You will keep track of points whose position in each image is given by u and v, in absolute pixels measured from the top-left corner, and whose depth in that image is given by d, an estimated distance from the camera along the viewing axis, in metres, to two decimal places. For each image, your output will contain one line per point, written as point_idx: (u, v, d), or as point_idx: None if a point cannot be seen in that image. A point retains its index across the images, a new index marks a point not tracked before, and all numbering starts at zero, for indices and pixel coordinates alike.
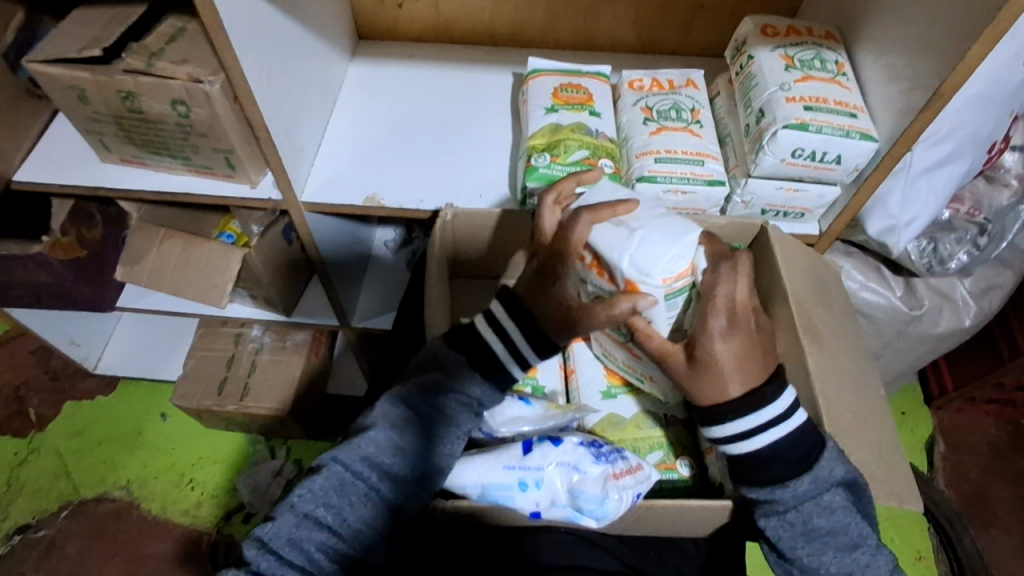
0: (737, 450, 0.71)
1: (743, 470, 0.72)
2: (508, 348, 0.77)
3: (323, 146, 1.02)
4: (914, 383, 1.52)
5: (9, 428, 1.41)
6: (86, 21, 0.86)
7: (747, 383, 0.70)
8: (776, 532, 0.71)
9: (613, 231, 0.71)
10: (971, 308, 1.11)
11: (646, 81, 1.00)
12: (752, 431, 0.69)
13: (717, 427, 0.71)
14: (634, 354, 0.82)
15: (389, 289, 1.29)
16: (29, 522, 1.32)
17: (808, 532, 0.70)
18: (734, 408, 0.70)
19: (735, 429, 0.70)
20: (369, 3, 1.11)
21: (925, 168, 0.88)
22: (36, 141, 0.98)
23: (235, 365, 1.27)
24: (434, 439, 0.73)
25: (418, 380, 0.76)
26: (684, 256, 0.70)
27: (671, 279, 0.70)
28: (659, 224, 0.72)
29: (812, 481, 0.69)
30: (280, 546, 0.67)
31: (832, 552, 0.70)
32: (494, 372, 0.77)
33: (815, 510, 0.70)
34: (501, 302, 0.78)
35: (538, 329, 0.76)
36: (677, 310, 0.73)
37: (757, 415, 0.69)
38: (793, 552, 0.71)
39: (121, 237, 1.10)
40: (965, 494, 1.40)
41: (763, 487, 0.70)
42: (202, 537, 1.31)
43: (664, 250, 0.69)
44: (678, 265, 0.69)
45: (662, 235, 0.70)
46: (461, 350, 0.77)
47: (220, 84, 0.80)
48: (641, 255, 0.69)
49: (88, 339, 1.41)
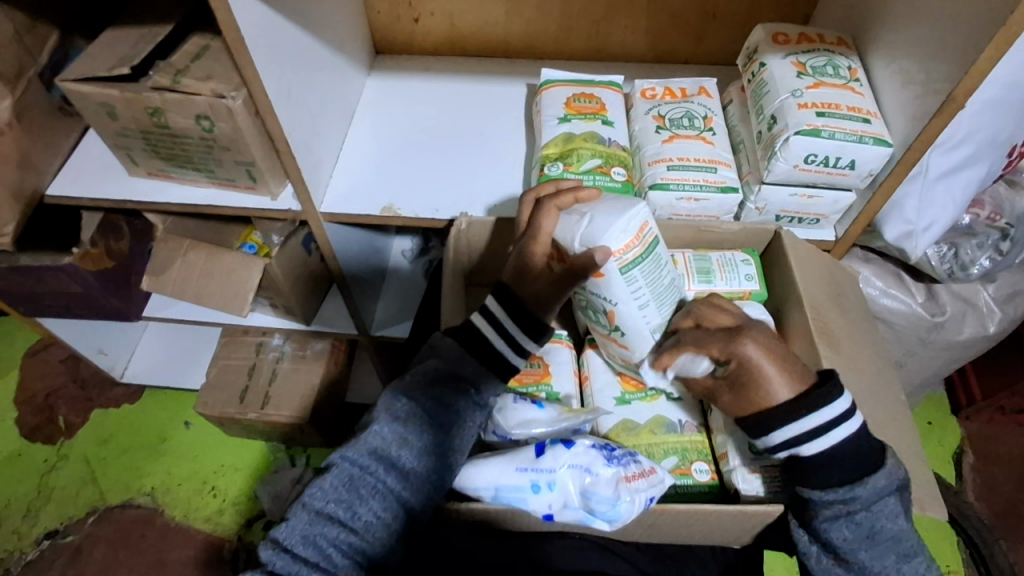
0: (809, 449, 0.68)
1: (810, 471, 0.69)
2: (503, 337, 0.77)
3: (341, 158, 1.04)
4: (940, 392, 1.49)
5: (40, 435, 1.45)
6: (116, 41, 0.89)
7: (796, 384, 0.69)
8: (841, 535, 0.69)
9: (564, 219, 0.73)
10: (996, 315, 1.08)
11: (659, 90, 1.01)
12: (827, 426, 0.67)
13: (787, 427, 0.68)
14: (621, 345, 0.82)
15: (407, 298, 1.31)
16: (58, 528, 1.35)
17: (873, 534, 0.68)
18: (804, 403, 0.68)
19: (809, 425, 0.67)
20: (386, 18, 1.14)
21: (942, 172, 0.87)
22: (68, 156, 1.02)
23: (256, 374, 1.29)
24: (438, 431, 0.73)
25: (419, 371, 0.77)
26: (629, 228, 0.71)
27: (619, 251, 0.71)
28: (607, 206, 0.72)
29: (886, 479, 0.68)
30: (294, 543, 0.68)
31: (893, 557, 0.69)
32: (491, 361, 0.77)
33: (884, 512, 0.68)
34: (493, 294, 0.78)
35: (524, 309, 0.76)
36: (637, 283, 0.74)
37: (831, 408, 0.67)
38: (855, 555, 0.69)
39: (148, 249, 1.14)
40: (996, 507, 1.36)
41: (837, 487, 0.68)
42: (224, 544, 1.33)
43: (610, 224, 0.70)
44: (625, 237, 0.71)
45: (608, 213, 0.71)
46: (456, 338, 0.78)
47: (243, 99, 0.82)
48: (593, 234, 0.70)
49: (115, 349, 1.45)
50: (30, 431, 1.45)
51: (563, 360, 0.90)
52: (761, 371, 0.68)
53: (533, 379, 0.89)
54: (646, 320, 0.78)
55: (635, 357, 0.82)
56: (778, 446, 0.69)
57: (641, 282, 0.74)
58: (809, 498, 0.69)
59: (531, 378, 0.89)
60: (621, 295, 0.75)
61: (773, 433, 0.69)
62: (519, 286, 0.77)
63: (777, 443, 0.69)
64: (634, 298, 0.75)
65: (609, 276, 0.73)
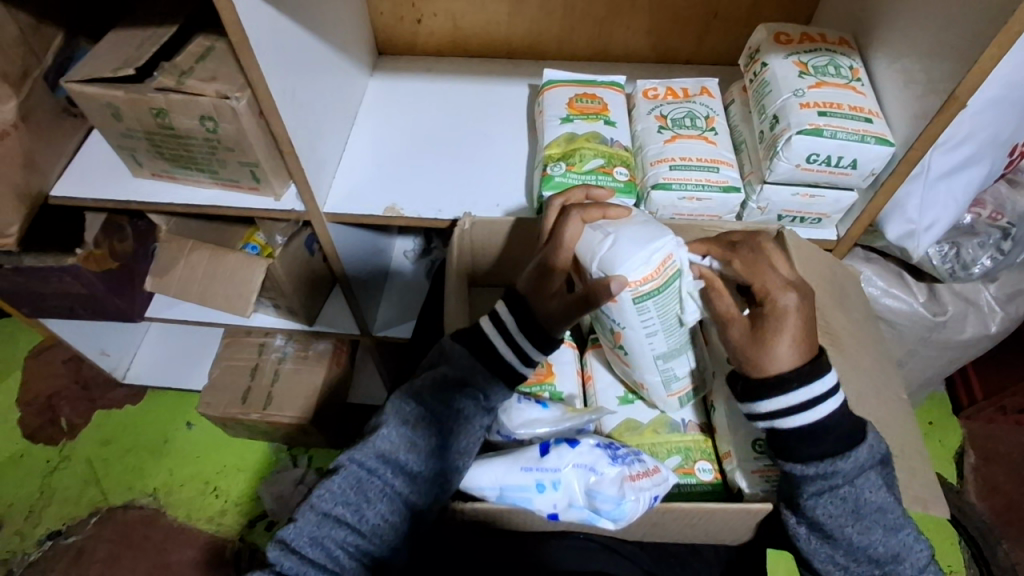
0: (795, 422, 0.68)
1: (795, 446, 0.69)
2: (511, 347, 0.76)
3: (344, 158, 1.05)
4: (942, 392, 1.49)
5: (42, 436, 1.45)
6: (120, 42, 0.90)
7: (803, 355, 0.69)
8: (826, 511, 0.68)
9: (588, 235, 0.74)
10: (997, 315, 1.09)
11: (661, 90, 1.01)
12: (818, 399, 0.68)
13: (778, 397, 0.68)
14: (624, 362, 0.83)
15: (409, 300, 1.31)
16: (61, 529, 1.35)
17: (858, 509, 0.68)
18: (797, 376, 0.68)
19: (799, 398, 0.68)
20: (388, 19, 1.14)
21: (944, 171, 0.87)
22: (72, 156, 1.02)
23: (259, 374, 1.30)
24: (445, 435, 0.73)
25: (428, 375, 0.76)
26: (651, 261, 0.71)
27: (636, 282, 0.71)
28: (634, 229, 0.73)
29: (868, 452, 0.68)
30: (302, 546, 0.68)
31: (880, 530, 0.68)
32: (500, 371, 0.76)
33: (866, 485, 0.68)
34: (505, 301, 0.77)
35: (536, 325, 0.74)
36: (648, 312, 0.74)
37: (822, 381, 0.68)
38: (842, 532, 0.68)
39: (151, 250, 1.14)
40: (997, 507, 1.36)
41: (820, 461, 0.68)
42: (226, 544, 1.33)
43: (630, 255, 0.71)
44: (644, 270, 0.71)
45: (632, 240, 0.71)
46: (466, 345, 0.77)
47: (247, 100, 0.83)
48: (610, 261, 0.71)
49: (118, 350, 1.45)
50: (32, 432, 1.45)
51: (566, 360, 0.91)
52: (787, 321, 0.69)
53: (537, 379, 0.89)
54: (651, 346, 0.78)
55: (637, 376, 0.83)
56: (763, 415, 0.70)
57: (652, 313, 0.74)
58: (792, 474, 0.69)
59: (535, 378, 0.89)
60: (631, 320, 0.75)
61: (760, 402, 0.70)
62: (534, 300, 0.75)
63: (762, 412, 0.70)
64: (642, 326, 0.76)
65: (622, 303, 0.74)
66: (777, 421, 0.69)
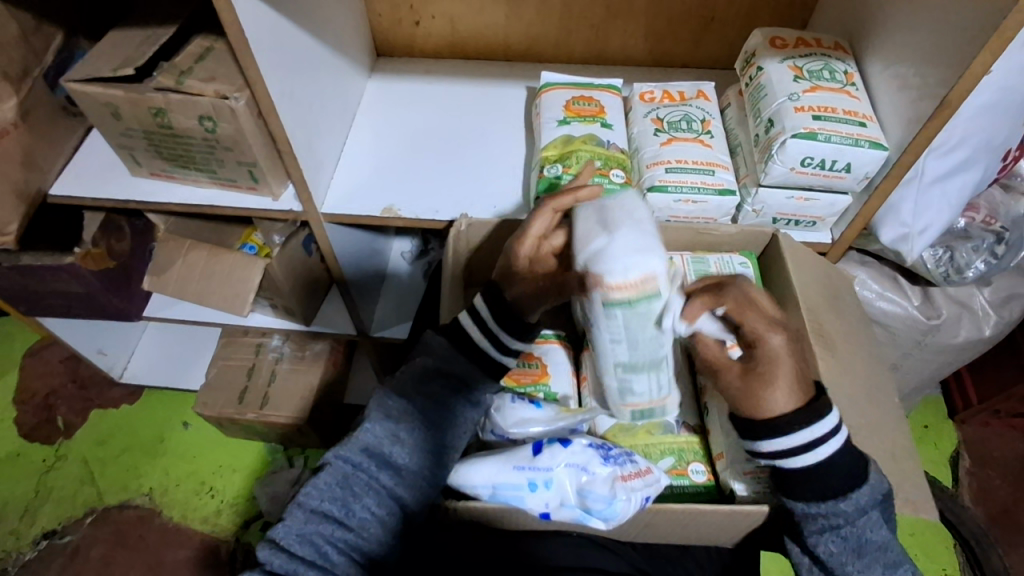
0: (791, 464, 0.68)
1: (796, 484, 0.69)
2: (491, 338, 0.78)
3: (342, 159, 1.05)
4: (937, 396, 1.49)
5: (39, 435, 1.45)
6: (120, 42, 0.90)
7: (800, 396, 0.68)
8: (826, 548, 0.69)
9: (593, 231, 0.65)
10: (990, 318, 1.10)
11: (657, 92, 1.02)
12: (814, 443, 0.67)
13: (776, 438, 0.68)
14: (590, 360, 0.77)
15: (405, 301, 1.31)
16: (56, 529, 1.35)
17: (861, 547, 0.68)
18: (797, 418, 0.67)
19: (797, 440, 0.67)
20: (387, 20, 1.15)
21: (936, 176, 0.88)
22: (71, 156, 1.02)
23: (256, 375, 1.30)
24: (430, 427, 0.74)
25: (409, 369, 0.77)
26: (631, 273, 0.63)
27: (609, 288, 0.64)
28: (638, 232, 0.64)
29: (870, 493, 0.68)
30: (290, 543, 0.68)
31: (880, 569, 0.69)
32: (482, 361, 0.78)
33: (869, 524, 0.68)
34: (481, 292, 0.79)
35: (511, 316, 0.77)
36: (614, 321, 0.66)
37: (820, 423, 0.67)
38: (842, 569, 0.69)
39: (150, 249, 1.15)
40: (992, 511, 1.37)
41: (821, 500, 0.68)
42: (221, 544, 1.33)
43: (618, 259, 0.62)
44: (623, 277, 0.63)
45: (632, 245, 0.63)
46: (446, 337, 0.79)
47: (245, 100, 0.83)
48: (596, 259, 0.63)
49: (115, 349, 1.45)
50: (29, 430, 1.46)
51: (559, 360, 0.90)
52: (776, 368, 0.67)
53: (530, 379, 0.89)
54: (611, 352, 0.71)
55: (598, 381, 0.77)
56: (761, 454, 0.70)
57: (620, 323, 0.67)
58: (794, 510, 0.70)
59: (529, 378, 0.89)
60: (599, 322, 0.68)
61: (761, 440, 0.69)
62: (507, 284, 0.78)
63: (758, 452, 0.70)
64: (608, 330, 0.68)
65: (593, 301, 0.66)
66: (772, 462, 0.69)
